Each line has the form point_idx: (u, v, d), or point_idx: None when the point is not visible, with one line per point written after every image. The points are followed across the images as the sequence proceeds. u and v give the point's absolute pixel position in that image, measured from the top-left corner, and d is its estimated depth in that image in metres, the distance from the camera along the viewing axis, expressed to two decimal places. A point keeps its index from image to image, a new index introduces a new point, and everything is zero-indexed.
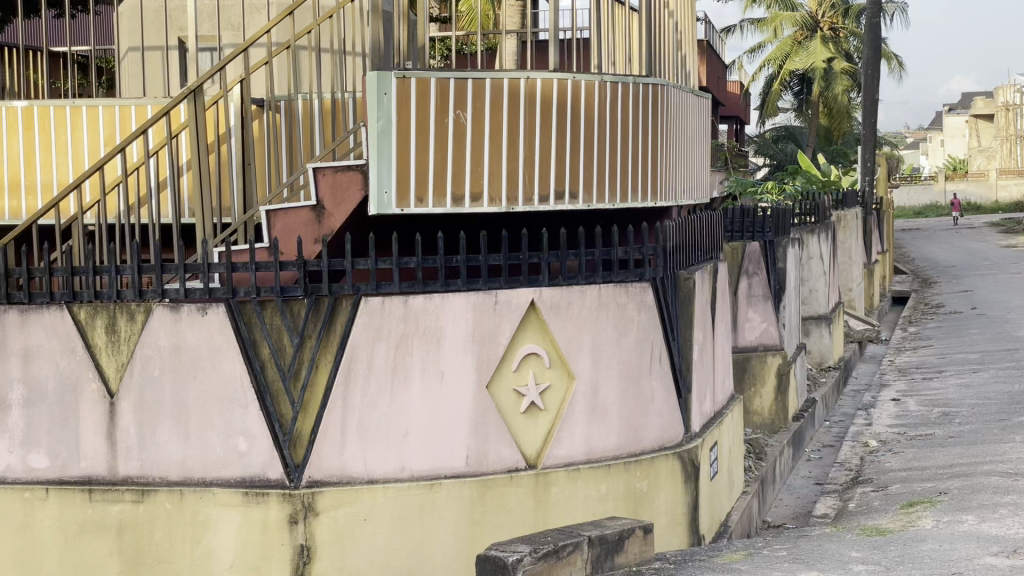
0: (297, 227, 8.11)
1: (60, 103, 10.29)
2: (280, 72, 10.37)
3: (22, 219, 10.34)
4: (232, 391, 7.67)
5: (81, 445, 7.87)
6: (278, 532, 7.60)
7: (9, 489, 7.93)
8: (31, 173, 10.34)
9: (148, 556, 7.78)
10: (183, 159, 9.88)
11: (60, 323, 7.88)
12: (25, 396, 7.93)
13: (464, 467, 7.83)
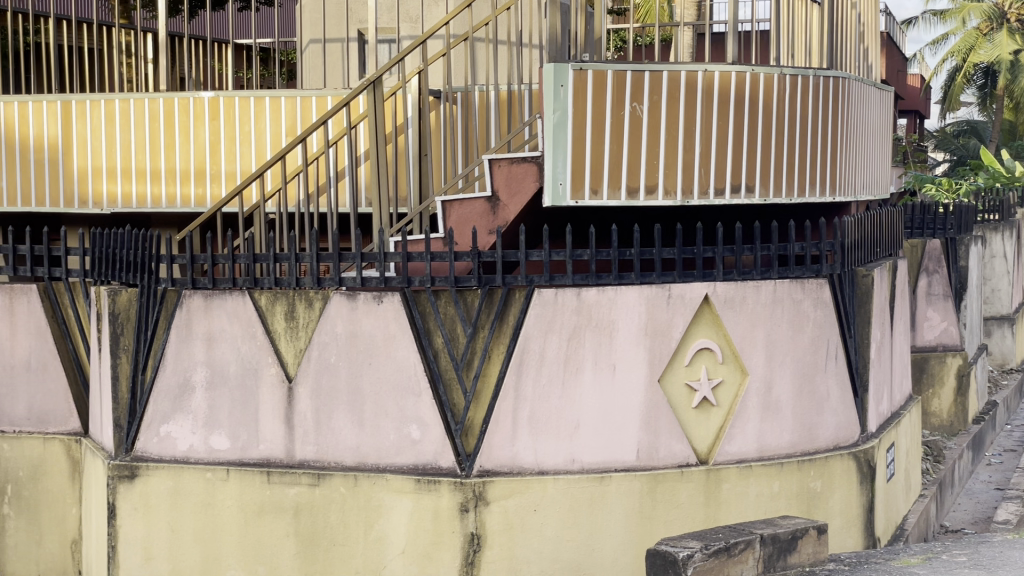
0: (472, 218, 8.12)
1: (243, 93, 10.56)
2: (458, 64, 10.46)
3: (207, 206, 10.70)
4: (406, 379, 7.76)
5: (260, 428, 8.06)
6: (449, 520, 7.67)
7: (192, 469, 8.15)
8: (216, 161, 10.68)
9: (323, 538, 7.94)
10: (362, 149, 10.06)
11: (242, 309, 8.07)
12: (208, 379, 8.15)
13: (634, 460, 7.82)
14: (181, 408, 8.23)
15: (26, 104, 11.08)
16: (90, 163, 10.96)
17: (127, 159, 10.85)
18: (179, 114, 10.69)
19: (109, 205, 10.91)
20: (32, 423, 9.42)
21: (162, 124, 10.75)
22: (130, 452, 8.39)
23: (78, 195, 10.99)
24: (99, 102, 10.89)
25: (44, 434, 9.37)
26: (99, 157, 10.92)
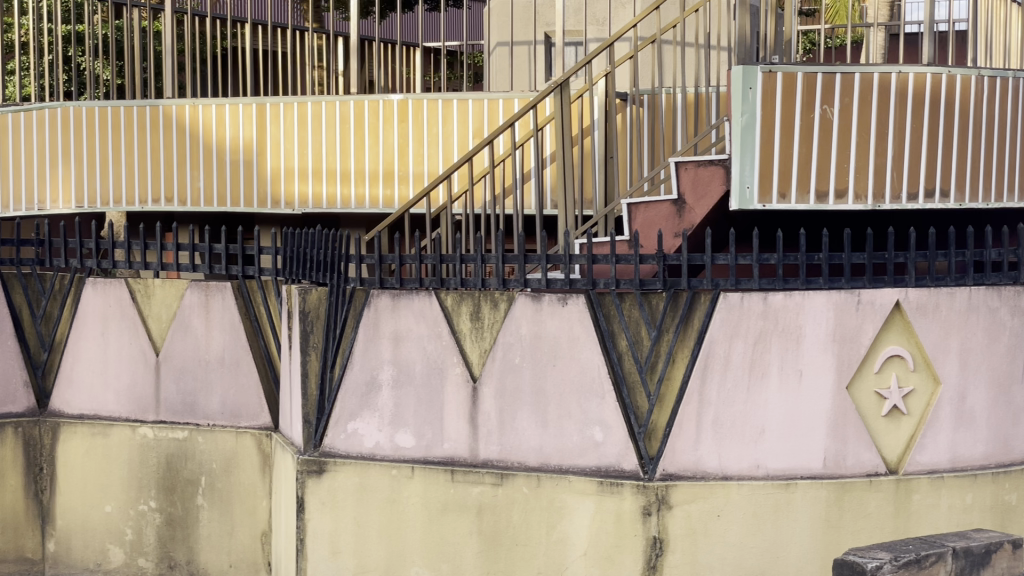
0: (658, 221, 8.08)
1: (432, 96, 10.77)
2: (645, 67, 10.43)
3: (394, 207, 10.96)
4: (590, 382, 7.78)
5: (445, 427, 8.16)
6: (632, 523, 7.68)
7: (378, 466, 8.29)
8: (404, 162, 10.91)
9: (506, 538, 7.99)
10: (548, 151, 10.12)
11: (429, 308, 8.17)
12: (394, 378, 8.28)
13: (821, 468, 7.67)
14: (368, 406, 8.38)
15: (223, 107, 11.37)
16: (283, 164, 11.23)
17: (318, 161, 11.12)
18: (369, 117, 10.95)
19: (300, 206, 11.18)
20: (225, 417, 9.69)
21: (352, 127, 11.00)
22: (319, 448, 8.54)
23: (270, 195, 11.27)
24: (292, 105, 11.15)
25: (236, 427, 9.63)
26: (290, 158, 11.20)
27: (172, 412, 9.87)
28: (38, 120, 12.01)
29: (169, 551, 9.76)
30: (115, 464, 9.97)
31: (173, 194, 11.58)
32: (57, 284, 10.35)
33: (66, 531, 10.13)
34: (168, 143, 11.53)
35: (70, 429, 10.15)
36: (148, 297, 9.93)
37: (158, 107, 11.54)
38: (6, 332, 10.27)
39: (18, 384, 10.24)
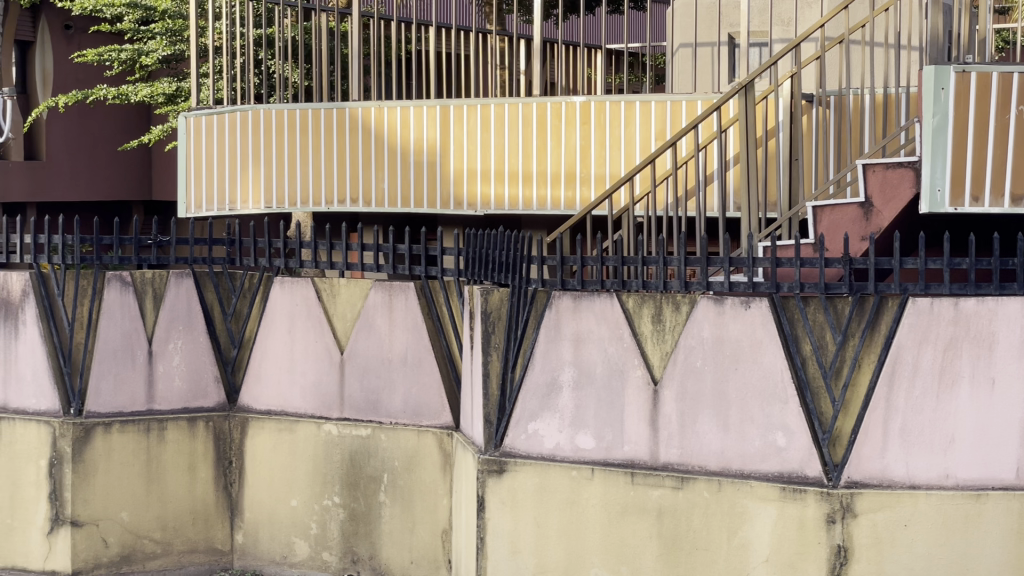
0: (844, 224, 7.97)
1: (615, 98, 10.83)
2: (832, 68, 10.27)
3: (576, 209, 11.06)
4: (773, 386, 7.70)
5: (626, 429, 8.15)
6: (815, 531, 7.58)
7: (558, 466, 8.33)
8: (586, 164, 11.01)
9: (685, 541, 7.94)
10: (731, 154, 10.08)
11: (610, 311, 8.17)
12: (575, 379, 8.30)
13: (1015, 479, 7.39)
14: (549, 406, 8.41)
15: (407, 109, 11.55)
16: (466, 165, 11.38)
17: (500, 162, 11.24)
18: (551, 118, 11.04)
19: (482, 208, 11.33)
20: (407, 415, 9.83)
21: (534, 129, 11.10)
22: (499, 447, 8.63)
23: (453, 196, 11.43)
24: (476, 107, 11.28)
25: (418, 425, 9.78)
26: (473, 159, 11.34)
27: (356, 409, 10.03)
28: (230, 123, 12.33)
29: (352, 546, 9.96)
30: (300, 459, 10.19)
31: (358, 195, 11.79)
32: (247, 282, 10.60)
33: (253, 523, 10.39)
34: (354, 144, 11.73)
35: (258, 424, 10.40)
36: (333, 296, 10.13)
37: (345, 109, 11.76)
38: (198, 328, 10.50)
39: (209, 380, 10.51)
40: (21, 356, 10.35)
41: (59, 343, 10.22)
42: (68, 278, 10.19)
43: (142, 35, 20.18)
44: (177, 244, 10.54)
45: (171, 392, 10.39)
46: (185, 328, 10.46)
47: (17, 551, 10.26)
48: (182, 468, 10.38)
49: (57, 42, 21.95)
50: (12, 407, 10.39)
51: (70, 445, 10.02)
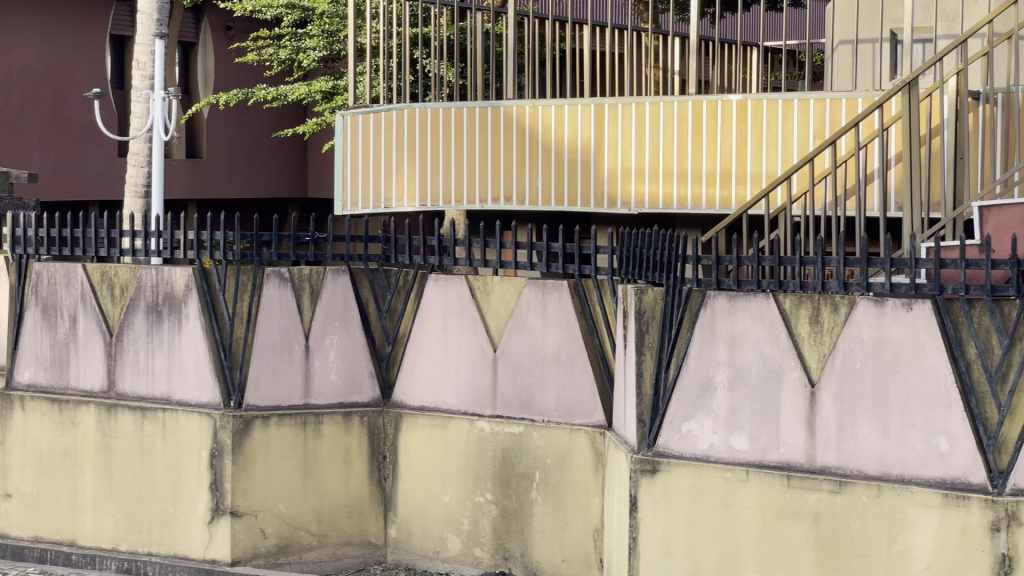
0: (1012, 225, 7.74)
1: (772, 96, 10.70)
2: (1000, 64, 10.03)
3: (731, 208, 10.99)
4: (936, 391, 7.55)
5: (782, 431, 8.05)
6: (979, 538, 7.42)
7: (713, 468, 8.25)
8: (742, 163, 10.90)
9: (842, 547, 7.82)
10: (893, 152, 9.91)
11: (766, 311, 8.08)
12: (730, 380, 8.22)
13: None
14: (703, 407, 8.34)
15: (562, 107, 11.56)
16: (620, 164, 11.37)
17: (655, 160, 11.20)
18: (707, 117, 10.96)
19: (636, 206, 11.33)
20: (559, 414, 9.86)
21: (690, 128, 11.03)
22: (653, 447, 8.58)
23: (608, 194, 11.42)
24: (631, 105, 11.25)
25: (570, 424, 9.81)
26: (628, 158, 11.33)
27: (509, 407, 10.08)
28: (386, 122, 12.43)
29: (504, 542, 10.03)
30: (453, 455, 10.26)
31: (512, 193, 11.85)
32: (402, 278, 10.69)
33: (407, 518, 10.51)
34: (508, 142, 11.78)
35: (411, 420, 10.49)
36: (487, 293, 10.16)
37: (499, 108, 11.82)
38: (355, 324, 10.63)
39: (364, 375, 10.65)
40: (185, 349, 10.53)
41: (220, 337, 10.43)
42: (229, 274, 10.42)
43: (300, 36, 20.49)
44: (334, 240, 10.64)
45: (327, 387, 10.54)
46: (341, 323, 10.59)
47: (178, 539, 10.50)
48: (337, 462, 10.52)
49: (218, 42, 22.46)
50: (175, 399, 10.58)
51: (230, 437, 10.24)
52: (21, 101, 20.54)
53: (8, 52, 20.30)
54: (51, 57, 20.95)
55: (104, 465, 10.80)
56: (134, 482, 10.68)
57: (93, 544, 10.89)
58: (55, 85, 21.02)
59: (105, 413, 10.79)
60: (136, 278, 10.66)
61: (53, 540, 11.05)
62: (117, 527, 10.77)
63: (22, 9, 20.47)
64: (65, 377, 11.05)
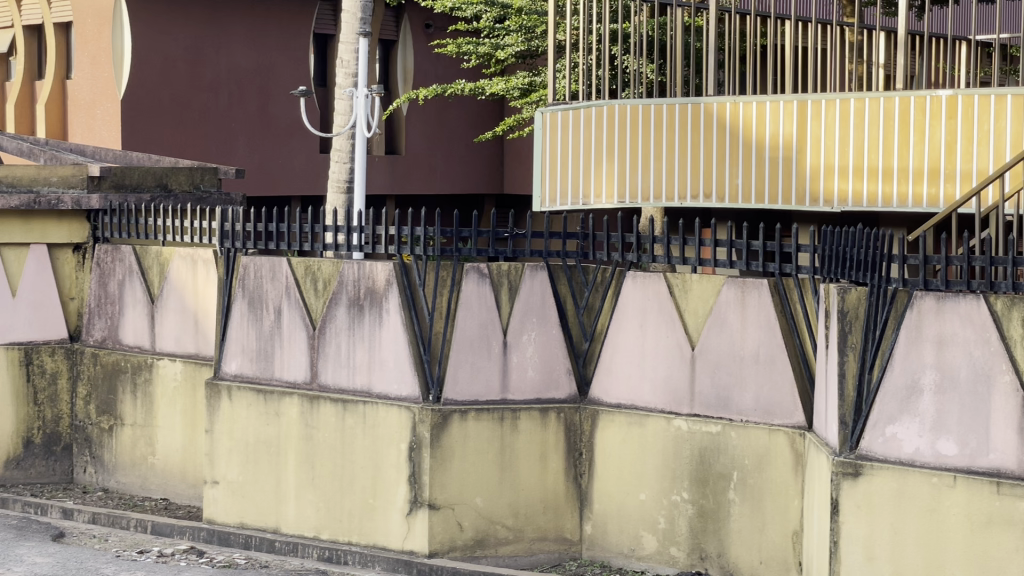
0: None
1: (984, 91, 10.37)
2: None
3: (940, 207, 10.71)
4: None
5: (992, 437, 7.81)
6: None
7: (918, 473, 8.05)
8: (952, 160, 10.60)
9: None
10: None
11: (977, 313, 7.85)
12: (938, 383, 8.01)
13: None
14: (908, 410, 8.16)
15: (764, 104, 11.41)
16: (822, 161, 11.19)
17: (860, 157, 10.99)
18: (915, 113, 10.69)
19: (840, 204, 11.14)
20: (758, 413, 9.75)
21: (897, 124, 10.77)
22: (855, 450, 8.43)
23: (810, 193, 11.29)
24: (835, 101, 11.04)
25: (770, 424, 9.69)
26: (831, 154, 11.14)
27: (706, 405, 10.00)
28: (584, 118, 12.58)
29: (701, 542, 9.96)
30: (650, 453, 10.23)
31: (712, 190, 11.79)
32: (599, 276, 10.72)
33: (603, 516, 10.52)
34: (708, 139, 11.75)
35: (608, 417, 10.48)
36: (685, 291, 10.11)
37: (700, 104, 11.78)
38: (552, 322, 10.68)
39: (561, 371, 10.68)
40: (385, 343, 10.69)
41: (420, 333, 10.54)
42: (429, 270, 10.56)
43: (500, 32, 20.56)
44: (532, 237, 10.69)
45: (525, 383, 10.60)
46: (539, 319, 10.65)
47: (377, 530, 10.68)
48: (533, 457, 10.57)
49: (417, 38, 22.78)
50: (375, 392, 10.76)
51: (429, 430, 10.34)
52: (228, 100, 21.15)
53: (215, 52, 20.94)
54: (259, 56, 21.48)
55: (307, 455, 11.06)
56: (335, 472, 10.92)
57: (295, 532, 11.15)
58: (260, 84, 21.53)
59: (308, 404, 11.06)
60: (339, 272, 10.90)
61: (258, 527, 11.35)
62: (319, 516, 11.02)
63: (231, 11, 21.11)
64: (270, 369, 11.36)
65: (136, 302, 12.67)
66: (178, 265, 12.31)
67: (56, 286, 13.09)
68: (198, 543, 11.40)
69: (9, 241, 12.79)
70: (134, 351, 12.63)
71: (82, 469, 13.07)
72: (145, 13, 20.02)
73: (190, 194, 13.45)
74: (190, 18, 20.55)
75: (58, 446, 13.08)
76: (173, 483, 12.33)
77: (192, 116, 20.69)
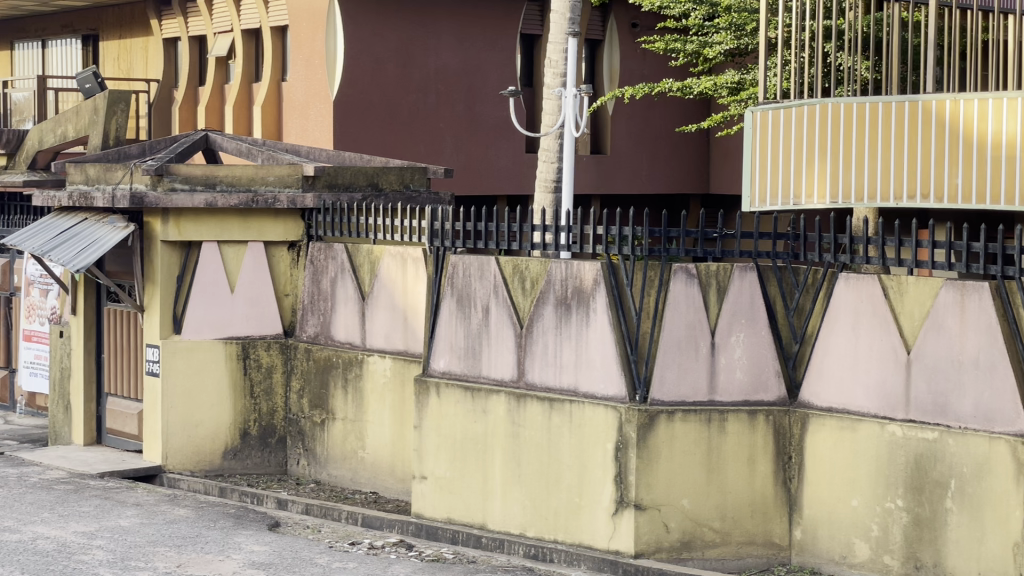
0: None
1: None
2: None
3: None
4: None
5: None
6: None
7: None
8: None
9: None
10: None
11: None
12: None
13: None
14: None
15: (985, 100, 11.09)
16: None
17: None
18: None
19: None
20: (978, 420, 9.45)
21: None
22: None
23: None
24: None
25: (990, 432, 9.37)
26: None
27: (922, 411, 9.75)
28: (796, 117, 12.46)
29: (916, 552, 9.72)
30: (862, 459, 10.03)
31: (929, 190, 11.45)
32: (810, 277, 10.56)
33: (813, 521, 10.36)
34: (926, 137, 11.46)
35: (819, 420, 10.30)
36: (901, 294, 9.87)
37: (917, 102, 11.54)
38: (761, 323, 10.54)
39: (770, 373, 10.54)
40: (592, 342, 10.70)
41: (626, 330, 10.53)
42: (637, 269, 10.52)
43: (708, 29, 20.40)
44: (742, 236, 10.48)
45: (733, 384, 10.49)
46: (749, 320, 10.53)
47: (583, 529, 10.69)
48: (742, 460, 10.47)
49: (624, 38, 22.79)
50: (582, 392, 10.78)
51: (636, 430, 10.32)
52: (437, 100, 20.59)
53: (426, 53, 20.39)
54: (469, 56, 20.88)
55: (514, 452, 11.14)
56: (542, 470, 10.97)
57: (502, 529, 11.24)
58: (465, 83, 20.87)
59: (515, 402, 11.14)
60: (547, 272, 10.97)
61: (466, 522, 11.48)
62: (525, 513, 11.09)
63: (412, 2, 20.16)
64: (477, 366, 11.48)
65: (348, 299, 12.92)
66: (388, 263, 12.51)
67: (272, 283, 13.51)
68: (407, 536, 11.61)
69: (228, 238, 13.31)
70: (345, 347, 12.91)
71: (296, 461, 13.40)
72: (354, 11, 19.50)
73: (400, 194, 13.69)
74: (400, 17, 20.02)
75: (273, 438, 13.49)
76: (382, 477, 12.54)
77: (404, 117, 20.18)
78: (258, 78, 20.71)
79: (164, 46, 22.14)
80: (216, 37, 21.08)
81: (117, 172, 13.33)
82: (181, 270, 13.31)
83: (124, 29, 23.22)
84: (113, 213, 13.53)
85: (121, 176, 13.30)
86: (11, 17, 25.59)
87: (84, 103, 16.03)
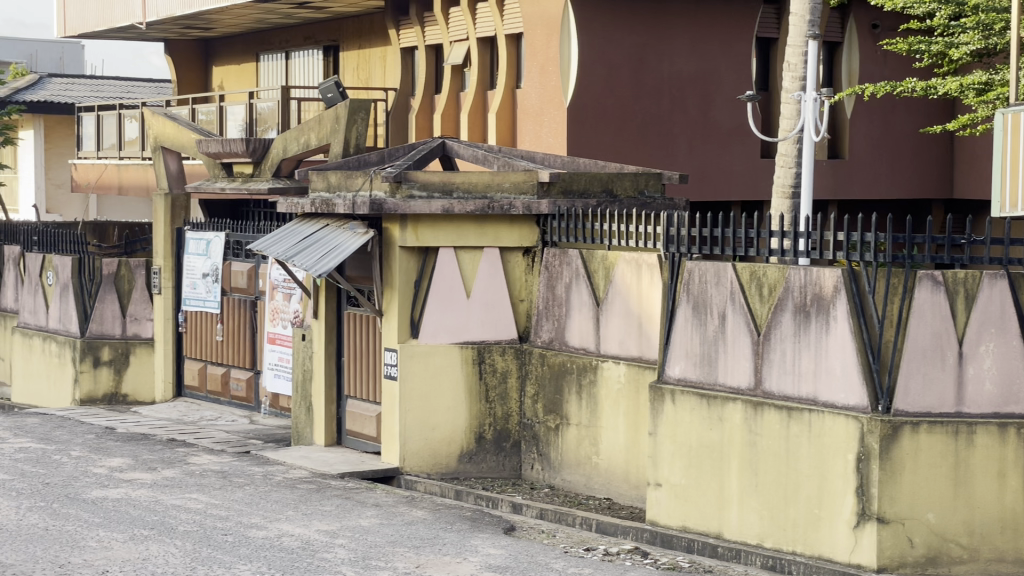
0: None
1: None
2: None
3: None
4: None
5: None
6: None
7: None
8: None
9: None
10: None
11: None
12: None
13: None
14: None
15: None
16: None
17: None
18: None
19: None
20: None
21: None
22: None
23: None
24: None
25: None
26: None
27: None
28: None
29: None
30: None
31: None
32: None
33: None
34: None
35: None
36: None
37: None
38: (1011, 331, 10.15)
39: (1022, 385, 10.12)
40: (832, 350, 10.46)
41: (869, 340, 10.27)
42: (879, 276, 10.26)
43: (954, 29, 19.83)
44: (991, 243, 10.10)
45: (982, 396, 10.14)
46: (999, 329, 10.15)
47: (823, 542, 10.44)
48: (991, 474, 10.10)
49: (863, 39, 22.35)
50: (821, 401, 10.54)
51: (878, 441, 10.06)
52: (672, 103, 20.46)
53: (660, 57, 20.30)
54: (701, 61, 20.71)
55: (751, 461, 10.97)
56: (780, 480, 10.76)
57: (739, 538, 11.07)
58: (699, 86, 20.72)
59: (752, 411, 10.98)
60: (786, 279, 10.80)
61: (701, 531, 11.37)
62: (763, 524, 10.89)
63: (646, 7, 20.11)
64: (714, 374, 11.35)
65: (583, 305, 12.93)
66: (622, 269, 12.52)
67: (507, 288, 13.61)
68: (642, 543, 11.54)
69: (464, 245, 13.50)
70: (580, 352, 12.93)
71: (530, 466, 13.50)
72: (589, 17, 19.53)
73: (635, 200, 13.78)
74: (635, 21, 20.02)
75: (508, 443, 13.61)
76: (616, 483, 12.52)
77: (638, 121, 20.11)
78: (492, 86, 20.92)
79: (401, 55, 22.57)
80: (453, 46, 21.41)
81: (358, 179, 13.65)
82: (419, 275, 13.55)
83: (363, 40, 23.80)
84: (353, 220, 13.90)
85: (361, 183, 13.59)
86: (258, 30, 26.47)
87: (327, 111, 16.47)
